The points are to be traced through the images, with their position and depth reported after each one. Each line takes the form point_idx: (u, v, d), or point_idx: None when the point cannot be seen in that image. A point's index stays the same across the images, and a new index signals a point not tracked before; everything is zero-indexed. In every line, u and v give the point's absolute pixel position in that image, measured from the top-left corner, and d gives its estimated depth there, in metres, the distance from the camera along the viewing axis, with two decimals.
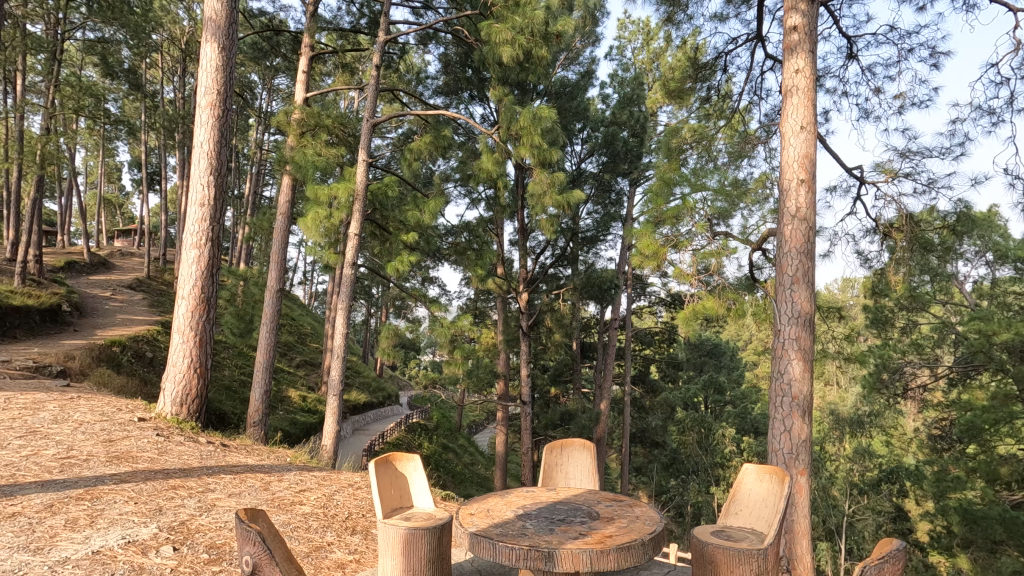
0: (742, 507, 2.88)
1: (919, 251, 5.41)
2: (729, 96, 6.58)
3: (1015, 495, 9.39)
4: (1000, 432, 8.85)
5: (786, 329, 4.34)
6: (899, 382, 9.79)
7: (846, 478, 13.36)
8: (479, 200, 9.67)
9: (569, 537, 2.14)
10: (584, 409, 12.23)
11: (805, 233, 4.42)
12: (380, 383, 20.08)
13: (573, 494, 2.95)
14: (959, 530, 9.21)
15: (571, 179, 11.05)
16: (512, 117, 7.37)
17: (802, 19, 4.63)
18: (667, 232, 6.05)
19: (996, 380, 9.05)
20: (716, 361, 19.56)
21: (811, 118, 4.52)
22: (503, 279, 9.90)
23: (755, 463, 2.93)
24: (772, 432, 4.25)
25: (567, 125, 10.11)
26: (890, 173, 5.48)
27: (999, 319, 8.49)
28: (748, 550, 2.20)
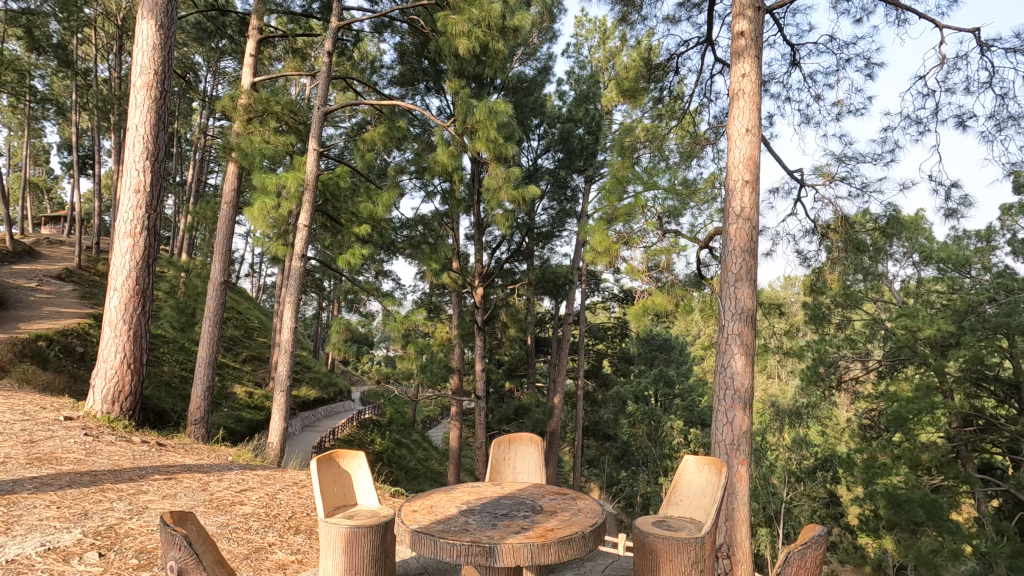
0: (683, 497, 2.98)
1: (853, 252, 5.74)
2: (681, 99, 6.73)
3: (934, 479, 10.09)
4: (922, 422, 9.39)
5: (730, 325, 4.50)
6: (835, 375, 10.55)
7: (785, 467, 14.04)
8: (435, 193, 9.54)
9: (511, 531, 2.14)
10: (537, 404, 12.32)
11: (749, 232, 4.58)
12: (331, 378, 19.67)
13: (518, 488, 2.97)
14: (885, 513, 9.68)
15: (527, 175, 11.12)
16: (468, 109, 7.31)
17: (749, 25, 4.79)
18: (620, 229, 6.17)
19: (919, 371, 9.91)
20: (666, 356, 20.17)
21: (755, 121, 4.69)
22: (458, 274, 9.82)
23: (695, 455, 3.04)
24: (715, 423, 4.39)
25: (524, 120, 10.12)
26: (828, 177, 5.74)
27: (924, 315, 9.02)
28: (686, 539, 2.27)
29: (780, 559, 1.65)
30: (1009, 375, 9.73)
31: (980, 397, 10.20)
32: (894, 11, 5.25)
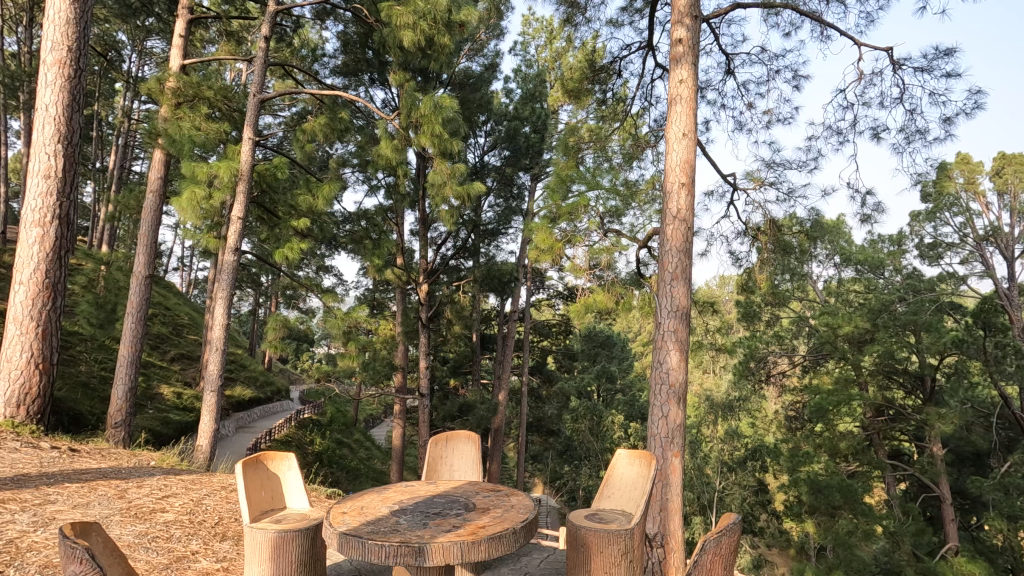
0: (615, 490, 3.07)
1: (780, 254, 6.07)
2: (624, 102, 6.85)
3: (851, 466, 10.81)
4: (841, 412, 10.02)
5: (666, 322, 4.65)
6: (763, 369, 11.17)
7: (718, 458, 14.71)
8: (379, 187, 9.31)
9: (442, 530, 2.14)
10: (482, 400, 12.28)
11: (685, 233, 4.75)
12: (268, 377, 18.92)
13: (453, 486, 2.97)
14: (808, 498, 10.27)
15: (473, 171, 11.09)
16: (412, 103, 7.20)
17: (687, 33, 4.95)
18: (564, 227, 6.24)
19: (838, 365, 10.58)
20: (608, 352, 20.62)
21: (691, 126, 4.86)
22: (402, 270, 9.65)
23: (627, 449, 3.14)
24: (651, 417, 4.53)
25: (470, 116, 10.06)
26: (759, 182, 6.04)
27: (843, 314, 9.76)
28: (616, 531, 2.34)
29: (698, 548, 1.78)
30: (915, 368, 10.59)
31: (891, 388, 11.03)
32: (819, 27, 5.57)
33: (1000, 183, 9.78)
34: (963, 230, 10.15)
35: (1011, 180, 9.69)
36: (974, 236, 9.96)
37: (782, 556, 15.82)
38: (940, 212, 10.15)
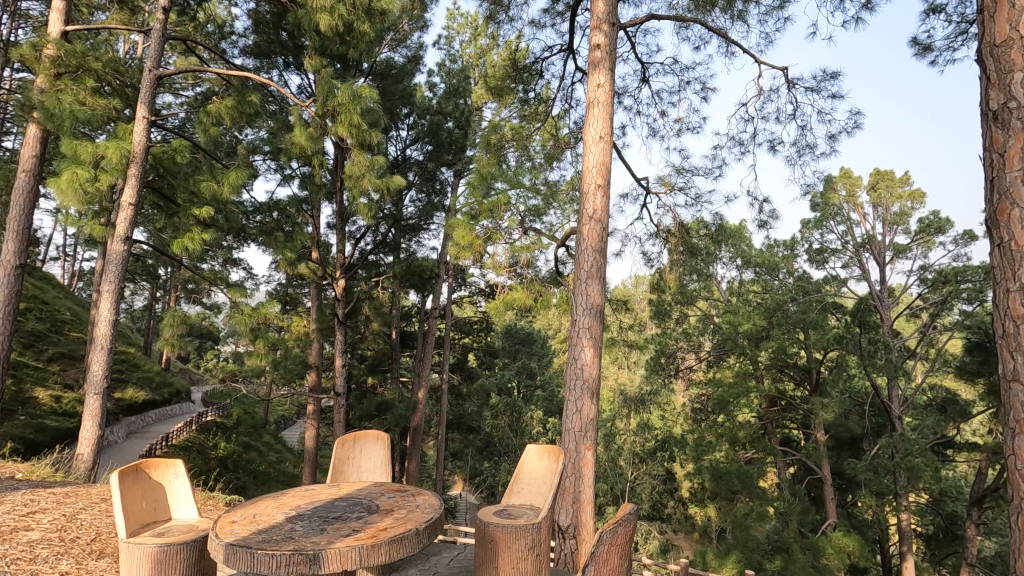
0: (524, 484, 3.20)
1: (688, 255, 6.43)
2: (546, 102, 6.92)
3: (748, 453, 11.65)
4: (740, 403, 10.78)
5: (581, 319, 4.77)
6: (672, 364, 11.85)
7: (630, 450, 15.36)
8: (293, 177, 8.82)
9: (340, 535, 2.10)
10: (400, 399, 11.97)
11: (600, 233, 4.89)
12: (166, 378, 17.49)
13: (356, 488, 2.92)
14: (710, 485, 10.95)
15: (394, 164, 10.81)
16: (329, 91, 6.88)
17: (604, 39, 5.10)
18: (485, 225, 6.22)
19: (739, 360, 11.38)
20: (529, 349, 20.77)
21: (607, 130, 5.03)
22: (317, 264, 9.20)
23: (536, 444, 3.29)
24: (566, 411, 4.63)
25: (391, 108, 9.79)
26: (669, 186, 6.36)
27: (744, 312, 10.51)
28: (523, 525, 2.37)
29: (595, 539, 1.88)
30: (803, 362, 11.59)
31: (783, 381, 12.01)
32: (725, 44, 5.94)
33: (875, 196, 10.95)
34: (845, 237, 11.24)
35: (884, 195, 10.88)
36: (853, 242, 11.09)
37: (687, 540, 16.79)
38: (826, 221, 11.17)
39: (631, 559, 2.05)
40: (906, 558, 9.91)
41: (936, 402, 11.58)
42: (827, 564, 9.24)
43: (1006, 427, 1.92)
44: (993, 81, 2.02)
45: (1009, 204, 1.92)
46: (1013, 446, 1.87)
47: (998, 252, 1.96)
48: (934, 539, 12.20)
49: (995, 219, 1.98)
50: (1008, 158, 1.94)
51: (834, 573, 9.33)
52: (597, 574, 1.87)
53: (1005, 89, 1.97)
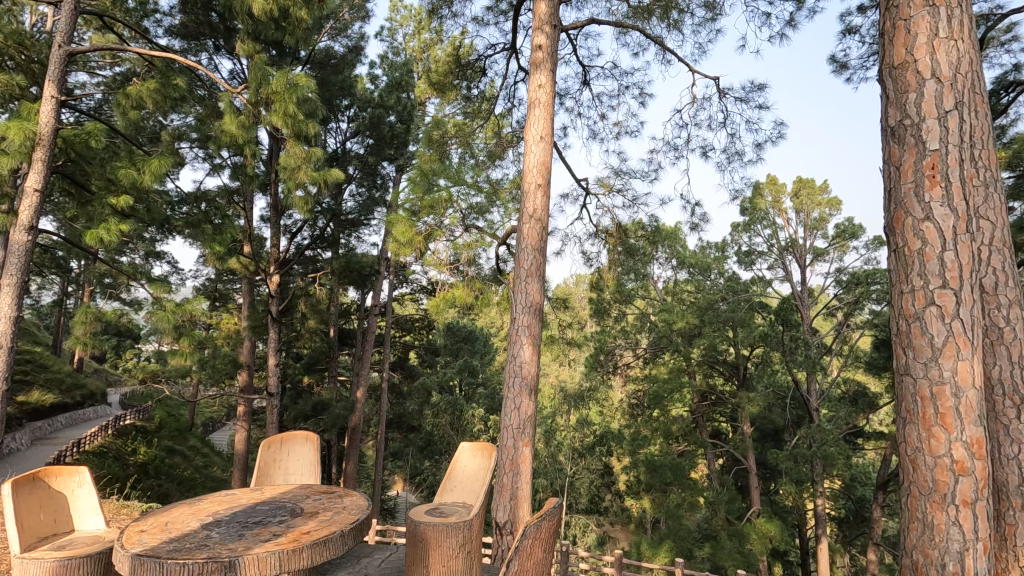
0: (457, 483, 3.29)
1: (626, 255, 6.62)
2: (490, 100, 6.88)
3: (681, 446, 12.15)
4: (673, 397, 11.38)
5: (520, 317, 4.80)
6: (611, 361, 12.50)
7: (570, 445, 15.65)
8: (224, 167, 8.37)
9: (260, 540, 2.09)
10: (338, 399, 11.65)
11: (540, 233, 4.95)
12: (79, 379, 16.24)
13: (280, 492, 2.92)
14: (645, 476, 11.35)
15: (332, 157, 10.48)
16: (263, 78, 6.59)
17: (546, 40, 5.16)
18: (427, 222, 6.19)
19: (673, 356, 11.87)
20: (471, 347, 20.47)
21: (548, 130, 5.09)
22: (250, 258, 8.77)
23: (470, 443, 3.39)
24: (504, 409, 4.66)
25: (330, 99, 9.49)
26: (608, 188, 6.52)
27: (677, 311, 10.96)
28: (455, 523, 2.37)
29: (520, 533, 1.91)
30: (732, 359, 12.20)
31: (713, 376, 12.58)
32: (662, 52, 6.16)
33: (798, 203, 11.67)
34: (771, 241, 11.91)
35: (805, 201, 11.61)
36: (778, 245, 11.77)
37: (623, 532, 17.28)
38: (754, 225, 11.80)
39: (556, 553, 2.10)
40: (821, 540, 10.62)
41: (849, 395, 12.49)
42: (752, 549, 9.78)
43: (898, 416, 2.10)
44: (891, 98, 2.20)
45: (904, 212, 2.10)
46: (904, 433, 2.04)
47: (895, 256, 2.13)
48: (846, 522, 13.16)
49: (892, 226, 2.15)
50: (903, 169, 2.12)
51: (758, 557, 9.89)
52: (521, 568, 1.91)
53: (901, 107, 2.15)
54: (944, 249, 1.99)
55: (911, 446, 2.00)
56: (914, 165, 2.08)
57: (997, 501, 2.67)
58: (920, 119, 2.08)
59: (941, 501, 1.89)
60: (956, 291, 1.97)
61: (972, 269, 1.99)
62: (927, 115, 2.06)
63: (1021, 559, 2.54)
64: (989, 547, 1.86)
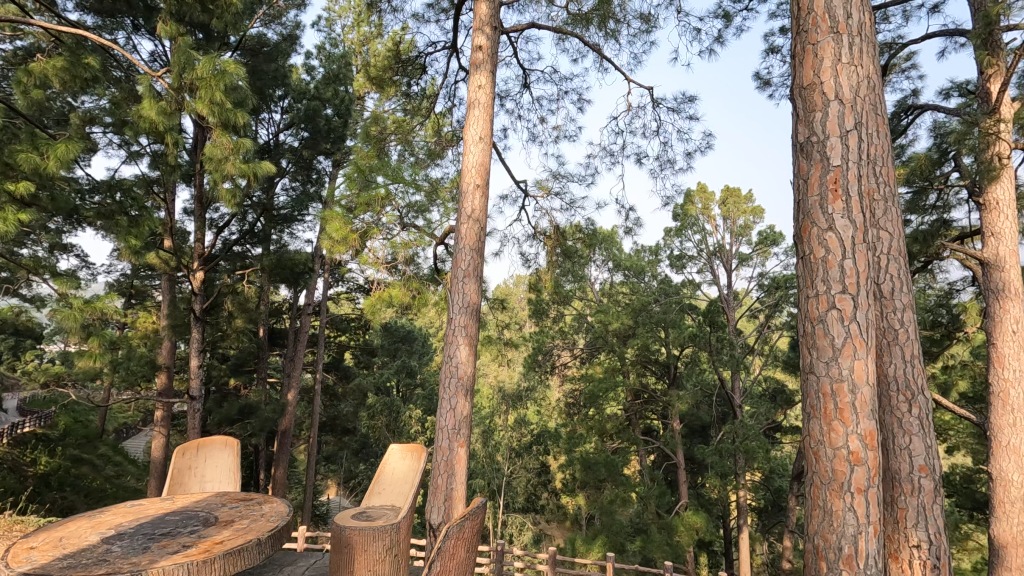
0: (385, 485, 3.24)
1: (564, 257, 6.74)
2: (430, 98, 6.82)
3: (615, 443, 12.51)
4: (609, 396, 11.71)
5: (457, 318, 4.78)
6: (549, 361, 12.72)
7: (507, 445, 15.72)
8: (142, 155, 7.82)
9: (168, 552, 2.03)
10: (267, 401, 11.15)
11: (478, 233, 4.95)
12: None
13: (193, 502, 2.84)
14: (580, 474, 11.59)
15: (263, 149, 10.03)
16: (187, 62, 6.22)
17: (486, 41, 5.17)
18: (364, 219, 6.01)
19: (608, 356, 12.20)
20: (409, 347, 20.21)
21: (488, 131, 5.10)
22: (170, 253, 8.23)
23: (399, 444, 3.35)
24: (440, 410, 4.63)
25: (262, 89, 9.08)
26: (547, 191, 6.62)
27: (613, 312, 11.29)
28: (381, 526, 2.35)
29: (442, 533, 1.95)
30: (663, 358, 12.69)
31: (646, 375, 13.02)
32: (600, 60, 6.33)
33: (725, 210, 12.30)
34: (700, 246, 12.49)
35: (732, 209, 12.25)
36: (706, 250, 12.36)
37: (558, 529, 17.56)
38: (685, 230, 12.34)
39: (477, 553, 2.14)
40: (743, 530, 11.23)
41: (769, 392, 13.27)
42: (679, 541, 10.18)
43: (803, 412, 2.26)
44: (801, 116, 2.36)
45: (810, 223, 2.27)
46: (808, 427, 2.20)
47: (803, 263, 2.29)
48: (765, 511, 13.98)
49: (800, 235, 2.32)
50: (810, 182, 2.29)
51: (685, 548, 10.32)
52: (441, 567, 1.94)
53: (809, 125, 2.31)
54: (844, 257, 2.17)
55: (814, 439, 2.16)
56: (820, 179, 2.24)
57: (890, 488, 2.93)
58: (825, 137, 2.25)
59: (839, 489, 2.05)
60: (853, 296, 2.15)
61: (868, 276, 2.17)
62: (831, 133, 2.24)
63: (910, 539, 2.80)
64: (879, 530, 2.04)
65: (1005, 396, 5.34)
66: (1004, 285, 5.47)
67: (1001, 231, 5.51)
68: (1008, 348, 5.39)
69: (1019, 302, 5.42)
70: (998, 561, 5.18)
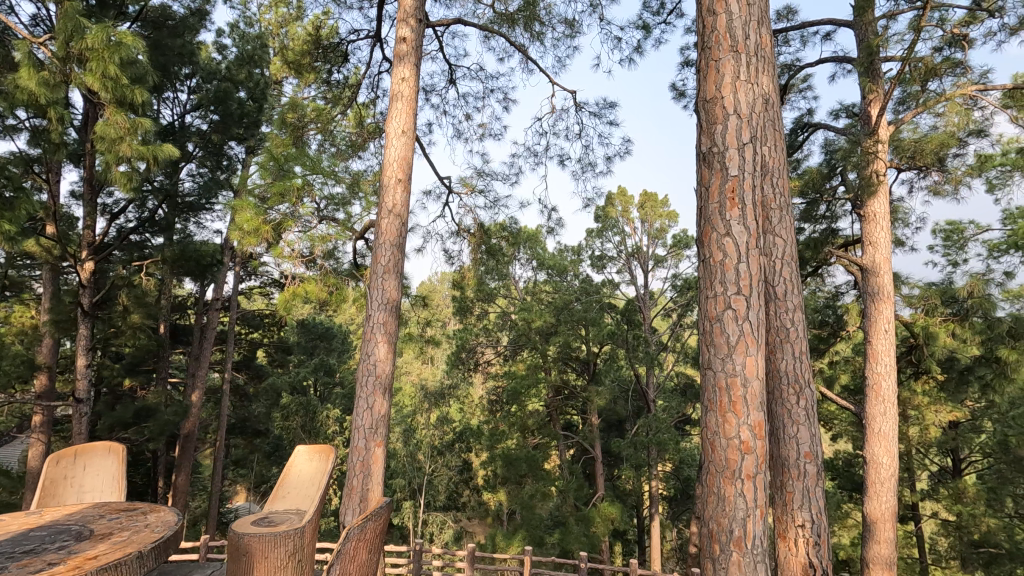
0: (290, 489, 3.09)
1: (488, 255, 6.76)
2: (352, 88, 6.60)
3: (536, 439, 12.71)
4: (530, 392, 11.93)
5: (376, 315, 4.65)
6: (472, 358, 12.73)
7: (429, 443, 15.49)
8: (20, 129, 6.96)
9: (29, 571, 1.83)
10: (168, 403, 10.30)
11: (398, 228, 4.86)
12: None
13: (65, 514, 2.59)
14: (501, 470, 11.67)
15: (166, 130, 9.31)
16: (75, 30, 5.61)
17: (410, 34, 5.08)
18: (279, 210, 5.70)
19: (531, 354, 12.37)
20: (327, 344, 19.49)
21: (410, 124, 5.01)
22: (54, 240, 7.38)
23: (306, 445, 3.23)
24: (356, 409, 4.49)
25: (166, 65, 8.37)
26: (471, 188, 6.61)
27: (536, 310, 11.44)
28: (282, 532, 2.25)
29: (343, 536, 1.91)
30: (583, 355, 13.08)
31: (566, 372, 13.34)
32: (525, 61, 6.40)
33: (643, 214, 12.85)
34: (619, 247, 12.97)
35: (649, 213, 12.82)
36: (625, 252, 12.85)
37: (479, 526, 17.59)
38: (606, 232, 12.77)
39: (379, 554, 2.11)
40: (655, 518, 11.77)
41: (680, 387, 13.99)
42: (595, 532, 10.55)
43: (702, 405, 2.41)
44: (704, 128, 2.52)
45: (710, 228, 2.42)
46: (706, 420, 2.35)
47: (704, 265, 2.44)
48: (674, 500, 14.75)
49: (702, 239, 2.46)
50: (711, 191, 2.44)
51: (600, 538, 10.69)
52: (342, 570, 1.89)
53: (711, 136, 2.47)
54: (739, 260, 2.33)
55: (711, 430, 2.32)
56: (720, 187, 2.40)
57: (781, 473, 3.20)
58: (724, 148, 2.41)
59: (731, 476, 2.21)
60: (747, 297, 2.31)
61: (760, 279, 2.35)
62: (729, 145, 2.40)
63: (796, 519, 3.06)
64: (765, 513, 2.21)
65: (878, 388, 5.96)
66: (879, 288, 6.11)
67: (877, 241, 6.15)
68: (881, 345, 6.03)
69: (891, 304, 6.09)
70: (870, 536, 5.80)
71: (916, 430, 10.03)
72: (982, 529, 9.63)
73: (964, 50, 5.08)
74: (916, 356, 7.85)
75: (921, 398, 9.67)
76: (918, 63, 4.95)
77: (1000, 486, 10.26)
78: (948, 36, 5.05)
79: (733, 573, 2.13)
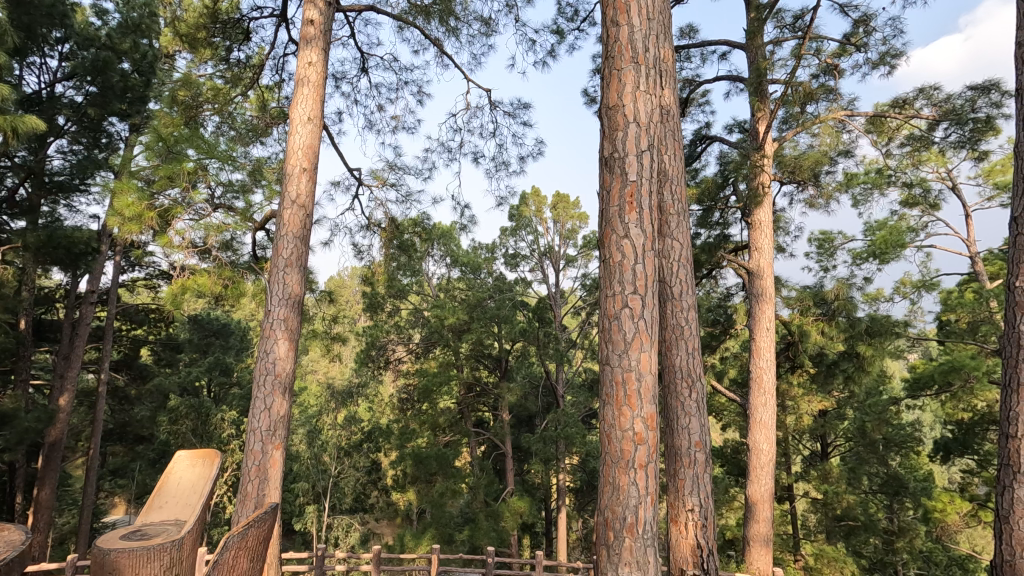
0: (163, 503, 2.42)
1: (400, 250, 6.62)
2: (255, 69, 6.19)
3: (447, 436, 12.64)
4: (442, 389, 11.83)
5: (275, 310, 4.40)
6: (382, 356, 12.39)
7: (336, 444, 14.86)
8: None
9: None
10: (30, 408, 9.12)
11: (302, 220, 4.62)
12: None
13: None
14: (410, 468, 11.49)
15: (28, 99, 8.20)
16: None
17: (319, 16, 4.86)
18: (167, 196, 5.22)
19: (443, 352, 12.28)
20: (223, 342, 18.13)
21: (317, 112, 4.78)
22: None
23: (186, 450, 2.58)
24: (252, 411, 4.22)
25: (30, 25, 7.36)
26: (382, 181, 6.44)
27: (449, 307, 11.35)
28: (154, 546, 1.94)
29: (221, 546, 1.75)
30: (495, 352, 13.18)
31: (478, 369, 13.38)
32: (440, 55, 6.32)
33: (555, 214, 13.17)
34: (532, 246, 13.21)
35: (561, 214, 13.16)
36: (538, 251, 13.11)
37: (388, 527, 17.20)
38: (519, 231, 12.95)
39: (263, 561, 1.96)
40: (562, 510, 12.14)
41: (587, 382, 14.49)
42: (504, 526, 10.71)
43: (600, 399, 2.52)
44: (606, 134, 2.63)
45: (610, 230, 2.53)
46: (603, 413, 2.46)
47: (604, 266, 2.54)
48: (581, 492, 15.28)
49: (603, 240, 2.57)
50: (611, 194, 2.55)
51: (509, 532, 10.87)
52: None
53: (613, 142, 2.58)
54: (636, 261, 2.46)
55: (607, 423, 2.43)
56: (619, 191, 2.52)
57: (674, 462, 3.42)
58: (624, 154, 2.54)
59: (625, 465, 2.33)
60: (642, 296, 2.44)
61: (654, 279, 2.49)
62: (629, 151, 2.53)
63: (686, 504, 3.27)
64: (655, 500, 2.35)
65: (759, 381, 6.54)
66: (762, 290, 6.70)
67: (762, 247, 6.74)
68: (763, 341, 6.61)
69: (772, 305, 6.69)
70: (751, 516, 6.35)
71: (792, 419, 11.12)
72: (843, 505, 10.87)
73: (835, 78, 5.69)
74: (793, 352, 8.70)
75: (797, 389, 10.73)
76: (798, 87, 5.48)
77: (858, 466, 11.66)
78: (822, 65, 5.63)
79: (625, 558, 2.25)
